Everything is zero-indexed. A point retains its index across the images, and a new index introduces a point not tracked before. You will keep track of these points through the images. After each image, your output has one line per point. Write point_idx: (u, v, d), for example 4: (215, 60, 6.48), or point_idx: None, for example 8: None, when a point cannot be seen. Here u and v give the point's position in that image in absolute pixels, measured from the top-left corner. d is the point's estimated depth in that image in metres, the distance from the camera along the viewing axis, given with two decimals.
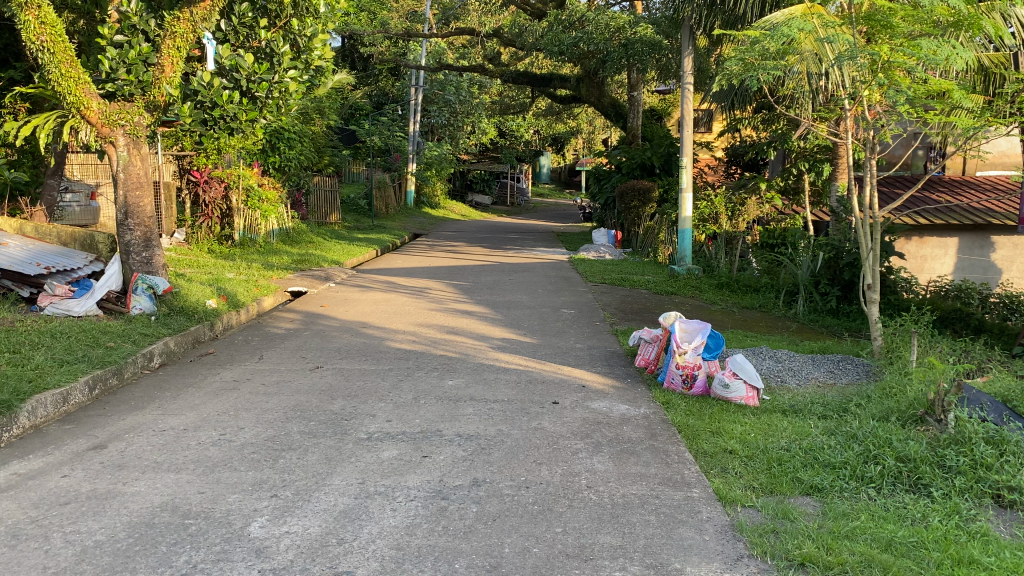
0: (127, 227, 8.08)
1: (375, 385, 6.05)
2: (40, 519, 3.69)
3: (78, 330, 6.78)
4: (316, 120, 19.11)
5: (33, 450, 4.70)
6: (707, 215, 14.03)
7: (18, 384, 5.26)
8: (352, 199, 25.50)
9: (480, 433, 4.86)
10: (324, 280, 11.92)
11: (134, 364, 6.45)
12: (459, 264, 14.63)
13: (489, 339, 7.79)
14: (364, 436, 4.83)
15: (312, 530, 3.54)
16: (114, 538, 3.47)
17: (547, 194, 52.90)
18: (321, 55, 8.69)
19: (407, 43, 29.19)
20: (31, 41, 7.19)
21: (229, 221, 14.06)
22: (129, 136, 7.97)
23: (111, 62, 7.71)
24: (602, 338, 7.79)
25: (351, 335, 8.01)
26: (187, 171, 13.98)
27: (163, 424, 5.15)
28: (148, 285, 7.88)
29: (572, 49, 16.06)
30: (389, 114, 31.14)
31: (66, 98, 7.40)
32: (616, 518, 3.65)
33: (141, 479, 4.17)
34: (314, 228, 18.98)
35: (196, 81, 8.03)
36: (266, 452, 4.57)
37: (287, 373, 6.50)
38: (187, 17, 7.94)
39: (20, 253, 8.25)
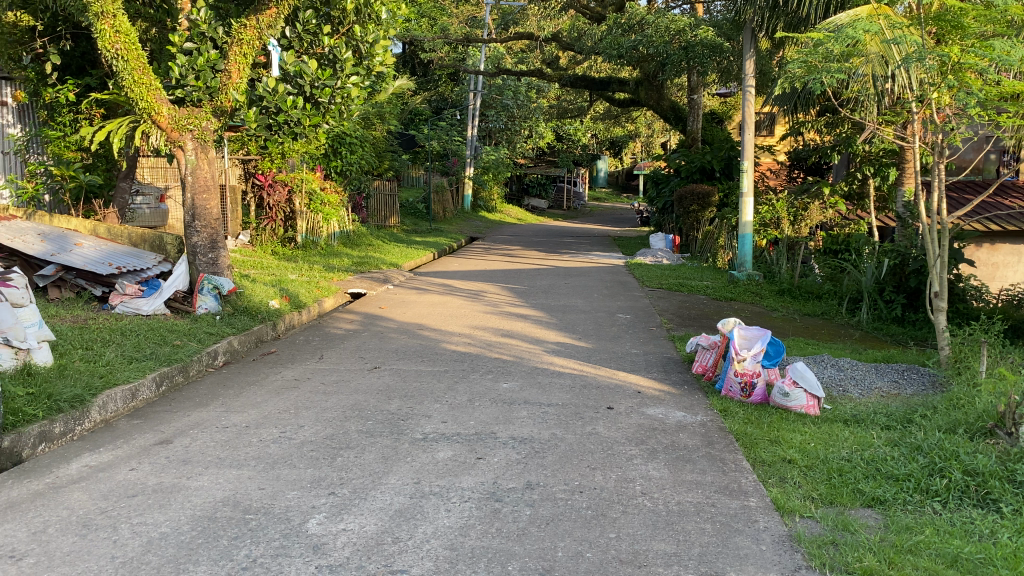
0: (194, 229, 8.29)
1: (431, 387, 6.11)
2: (109, 510, 3.82)
3: (147, 329, 7.02)
4: (377, 124, 19.38)
5: (104, 444, 4.87)
6: (769, 220, 13.57)
7: (90, 380, 5.47)
8: (410, 203, 25.80)
9: (534, 437, 4.87)
10: (383, 283, 12.09)
11: (199, 362, 6.62)
12: (515, 268, 14.68)
13: (545, 343, 7.79)
14: (420, 436, 4.89)
15: (368, 528, 3.60)
16: (178, 530, 3.58)
17: (605, 198, 52.66)
18: (383, 61, 8.73)
19: (467, 48, 29.45)
20: (107, 49, 7.49)
21: (293, 224, 14.41)
22: (197, 140, 8.17)
23: (180, 69, 7.87)
24: (658, 344, 7.72)
25: (408, 337, 8.10)
26: (252, 175, 14.28)
27: (226, 421, 5.29)
28: (214, 285, 8.11)
29: (631, 52, 15.95)
30: (448, 119, 31.36)
31: (139, 104, 7.66)
32: (672, 526, 3.62)
33: (204, 475, 4.28)
34: (374, 231, 19.27)
35: (262, 86, 8.23)
36: (325, 450, 4.65)
37: (346, 373, 6.61)
38: (254, 24, 8.19)
39: (93, 253, 8.58)
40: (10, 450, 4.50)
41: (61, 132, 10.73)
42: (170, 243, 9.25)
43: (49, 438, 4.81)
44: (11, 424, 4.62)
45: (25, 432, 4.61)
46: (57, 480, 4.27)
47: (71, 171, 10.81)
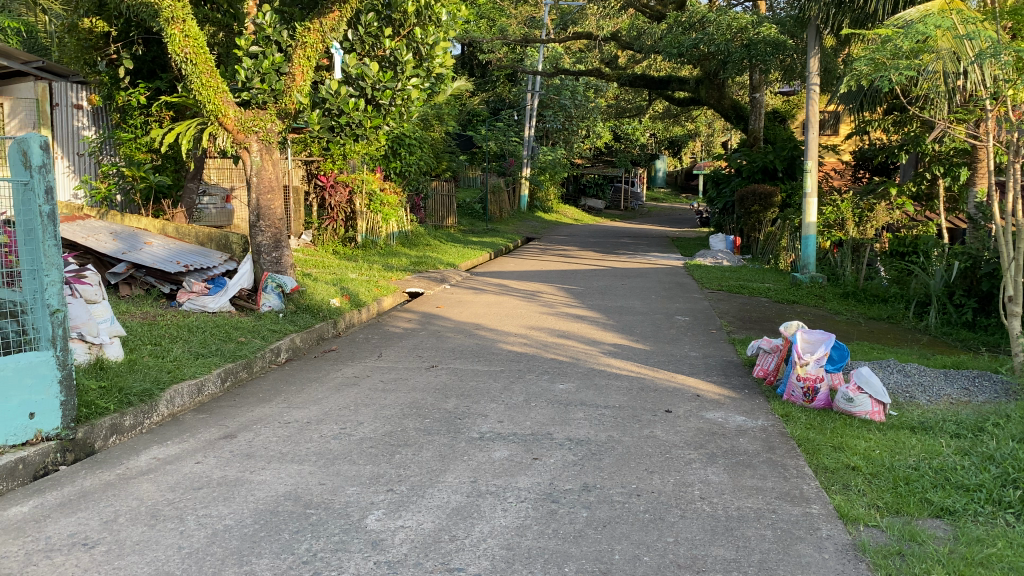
0: (259, 229, 8.48)
1: (488, 386, 6.13)
2: (177, 502, 3.94)
3: (213, 326, 7.21)
4: (435, 126, 19.54)
5: (171, 437, 5.02)
6: (833, 221, 13.32)
7: (158, 374, 5.64)
8: (467, 203, 25.95)
9: (591, 438, 4.85)
10: (441, 282, 12.18)
11: (263, 359, 6.77)
12: (571, 268, 14.64)
13: (601, 344, 7.76)
14: (477, 435, 4.91)
15: (426, 525, 3.63)
16: (241, 523, 3.67)
17: (663, 198, 52.13)
18: (442, 62, 8.85)
19: (525, 49, 29.47)
20: (176, 53, 7.70)
21: (353, 224, 14.72)
22: (262, 141, 8.35)
23: (247, 72, 8.10)
24: (718, 347, 7.62)
25: (465, 337, 8.14)
26: (315, 175, 14.48)
27: (288, 416, 5.40)
28: (277, 284, 8.29)
29: (691, 51, 15.76)
30: (505, 120, 31.41)
31: (206, 106, 7.85)
32: (731, 531, 3.57)
33: (267, 469, 4.38)
34: (431, 231, 19.44)
35: (325, 89, 8.38)
36: (384, 447, 4.71)
37: (404, 371, 6.68)
38: (317, 28, 8.29)
39: (162, 252, 8.84)
40: (83, 442, 4.69)
41: (132, 134, 11.23)
42: (235, 242, 9.47)
43: (120, 430, 4.99)
44: (84, 416, 4.81)
45: (96, 424, 4.80)
46: (127, 471, 4.42)
47: (142, 172, 11.29)
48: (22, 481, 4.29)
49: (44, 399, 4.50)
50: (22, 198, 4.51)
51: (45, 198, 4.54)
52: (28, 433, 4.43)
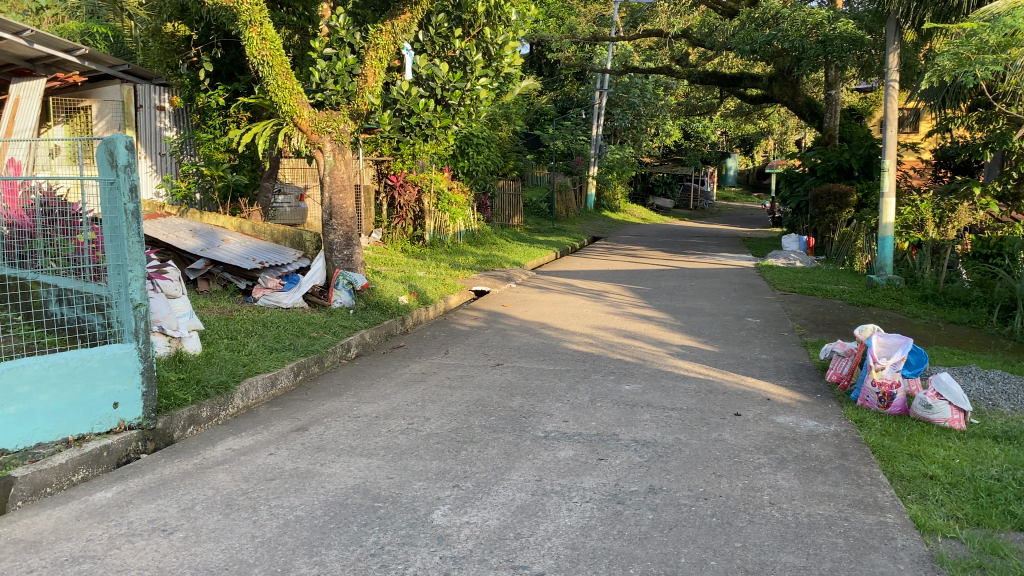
0: (331, 227, 8.67)
1: (553, 385, 6.13)
2: (250, 492, 4.05)
3: (287, 321, 7.39)
4: (503, 125, 19.60)
5: (245, 429, 5.17)
6: (911, 221, 13.09)
7: (235, 368, 5.82)
8: (534, 202, 26.01)
9: (657, 440, 4.81)
10: (507, 281, 12.23)
11: (334, 354, 6.91)
12: (638, 268, 14.52)
13: (668, 345, 7.67)
14: (542, 434, 4.92)
15: (491, 522, 3.65)
16: (312, 514, 3.76)
17: (734, 198, 51.22)
18: (511, 62, 8.88)
19: (594, 47, 29.32)
20: (254, 55, 7.90)
21: (421, 222, 14.82)
22: (335, 142, 8.47)
23: (321, 74, 8.25)
24: (789, 350, 7.45)
25: (530, 336, 8.15)
26: (385, 175, 14.75)
27: (357, 411, 5.50)
28: (348, 281, 8.48)
29: (765, 47, 15.46)
30: (573, 119, 30.98)
31: (282, 107, 8.06)
32: (801, 538, 3.49)
33: (336, 462, 4.47)
34: (498, 230, 19.54)
35: (396, 90, 8.55)
36: (450, 443, 4.76)
37: (470, 368, 6.73)
38: (390, 30, 8.42)
39: (239, 249, 9.12)
40: (163, 431, 4.87)
41: (211, 134, 11.60)
42: (308, 240, 9.59)
43: (198, 421, 5.16)
44: (163, 406, 4.99)
45: (176, 415, 4.98)
46: (204, 461, 4.57)
47: (220, 171, 11.64)
48: (105, 468, 4.48)
49: (127, 389, 4.71)
50: (109, 196, 4.69)
51: (130, 197, 4.71)
52: (111, 421, 4.65)
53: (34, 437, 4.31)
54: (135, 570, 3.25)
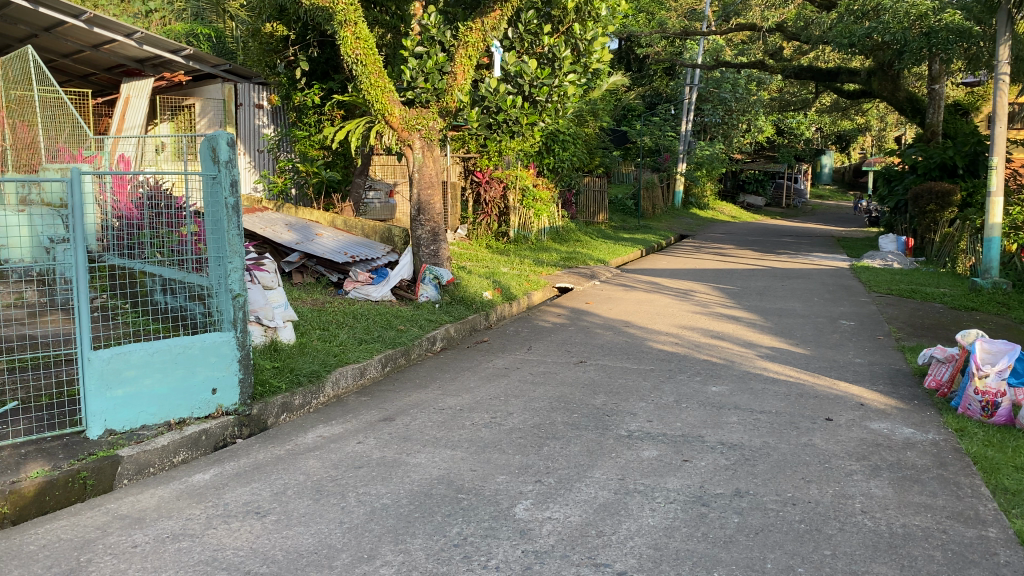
0: (419, 222, 8.79)
1: (637, 385, 6.08)
2: (339, 479, 4.17)
3: (376, 314, 7.57)
4: (590, 122, 19.50)
5: (335, 417, 5.32)
6: (1021, 223, 12.41)
7: (326, 358, 6.00)
8: (620, 199, 25.87)
9: (745, 443, 4.71)
10: (591, 278, 12.17)
11: (420, 347, 7.04)
12: (727, 267, 14.24)
13: (757, 347, 7.51)
14: (626, 433, 4.89)
15: (573, 518, 3.66)
16: (398, 503, 3.84)
17: (829, 196, 49.58)
18: (600, 58, 8.71)
19: (685, 42, 28.85)
20: (348, 54, 8.09)
21: (506, 219, 14.90)
22: (424, 139, 8.65)
23: (412, 72, 8.38)
24: (886, 354, 7.18)
25: (615, 334, 8.10)
26: (472, 171, 14.92)
27: (442, 403, 5.59)
28: (435, 275, 8.62)
29: (864, 40, 14.91)
30: (661, 114, 30.53)
31: (374, 105, 8.24)
32: (894, 549, 3.37)
33: (422, 452, 4.56)
34: (583, 227, 19.52)
35: (484, 87, 8.60)
36: (533, 438, 4.79)
37: (553, 364, 6.74)
38: (479, 27, 8.50)
39: (332, 243, 9.40)
40: (258, 417, 5.06)
41: (307, 132, 11.94)
42: (397, 235, 9.82)
43: (291, 408, 5.33)
44: (259, 394, 5.19)
45: (270, 402, 5.15)
46: (295, 447, 4.72)
47: (314, 167, 12.08)
48: (204, 451, 4.67)
49: (225, 376, 4.91)
50: (211, 191, 4.87)
51: (230, 191, 4.85)
52: (210, 407, 4.85)
53: (139, 419, 4.56)
54: (231, 550, 3.39)
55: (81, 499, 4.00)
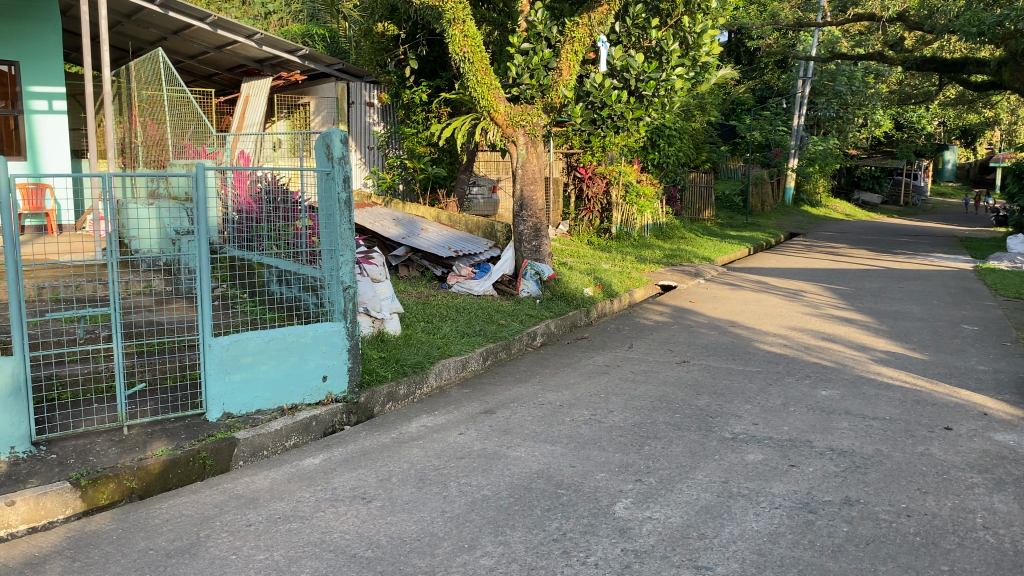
0: (522, 218, 8.85)
1: (742, 386, 5.94)
2: (441, 468, 4.25)
3: (478, 308, 7.68)
4: (697, 117, 19.11)
5: (438, 408, 5.42)
6: None
7: (430, 350, 6.12)
8: (728, 196, 25.29)
9: (856, 450, 4.54)
10: (696, 276, 11.95)
11: (520, 341, 7.09)
12: (839, 267, 13.70)
13: (871, 351, 7.21)
14: (730, 436, 4.79)
15: (674, 519, 3.62)
16: (498, 495, 3.88)
17: (953, 193, 46.94)
18: (709, 51, 8.67)
19: (798, 34, 27.86)
20: (456, 53, 8.21)
21: (609, 215, 14.80)
22: (528, 135, 8.65)
23: (517, 69, 8.51)
24: (1012, 362, 6.76)
25: (719, 334, 7.93)
26: (574, 167, 14.89)
27: (542, 398, 5.61)
28: (536, 271, 8.67)
29: (995, 29, 14.00)
30: (772, 108, 29.64)
31: (480, 102, 8.36)
32: (1019, 568, 3.18)
33: (522, 446, 4.59)
34: (688, 224, 19.20)
35: (590, 83, 8.56)
36: (634, 437, 4.74)
37: (655, 363, 6.66)
38: (586, 22, 8.45)
39: (436, 238, 9.59)
40: (365, 405, 5.23)
41: (415, 129, 12.35)
42: (500, 231, 9.91)
43: (396, 397, 5.48)
44: (366, 382, 5.36)
45: (376, 391, 5.32)
46: (400, 435, 4.85)
47: (421, 164, 12.45)
48: (314, 436, 4.85)
49: (335, 364, 5.10)
50: (326, 187, 5.06)
51: (343, 187, 5.02)
52: (321, 393, 5.04)
53: (254, 404, 4.77)
54: (338, 533, 3.51)
55: (201, 478, 4.22)
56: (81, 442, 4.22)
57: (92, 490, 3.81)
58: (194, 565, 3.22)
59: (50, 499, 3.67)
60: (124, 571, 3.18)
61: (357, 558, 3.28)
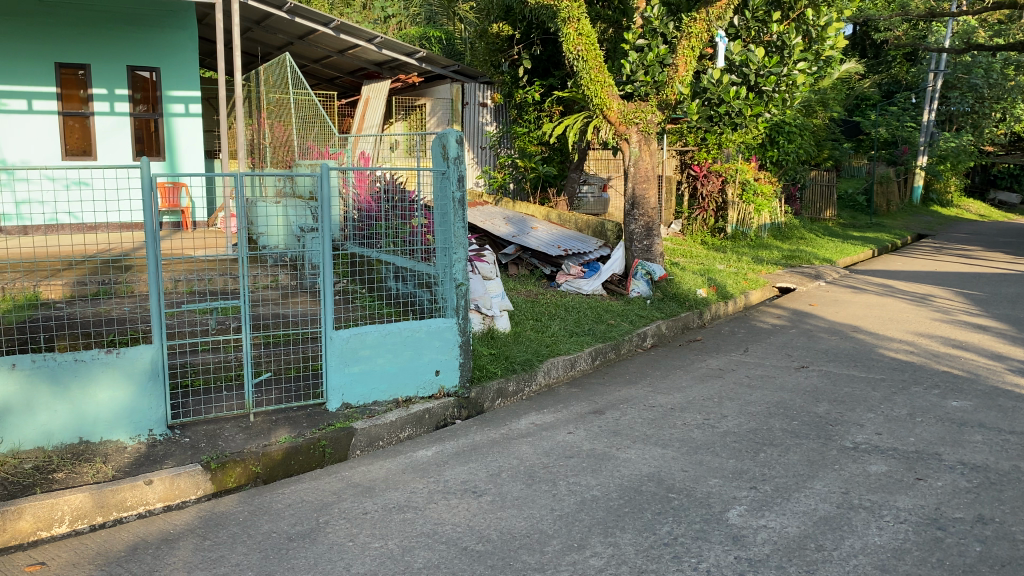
0: (633, 217, 8.74)
1: (865, 395, 5.68)
2: (551, 466, 4.27)
3: (588, 307, 7.67)
4: (819, 113, 18.40)
5: (547, 406, 5.45)
6: None
7: (539, 348, 6.15)
8: (850, 195, 24.26)
9: (990, 466, 4.27)
10: (816, 278, 11.51)
11: (630, 342, 7.02)
12: (973, 271, 12.90)
13: (1008, 360, 6.76)
14: (851, 445, 4.60)
15: (790, 529, 3.50)
16: (608, 496, 3.87)
17: None
18: (833, 45, 8.36)
19: (930, 24, 26.40)
20: (571, 51, 8.23)
21: (724, 214, 14.46)
22: (642, 132, 8.55)
23: (632, 66, 8.49)
24: None
25: (840, 339, 7.62)
26: (688, 165, 14.66)
27: (653, 400, 5.54)
28: (646, 271, 8.54)
29: None
30: (900, 103, 28.22)
31: (593, 100, 8.33)
32: None
33: (632, 448, 4.55)
34: (808, 224, 18.54)
35: (707, 78, 8.47)
36: (748, 443, 4.62)
37: (772, 368, 6.47)
38: (704, 18, 8.19)
39: (547, 236, 9.62)
40: (476, 400, 5.31)
41: (527, 128, 12.45)
42: (610, 230, 9.86)
43: (506, 394, 5.54)
44: (477, 377, 5.44)
45: (487, 386, 5.39)
46: (510, 432, 4.90)
47: (532, 163, 12.54)
48: (427, 428, 4.97)
49: (447, 359, 5.20)
50: (441, 185, 5.16)
51: (457, 185, 5.11)
52: (433, 387, 5.16)
53: (371, 395, 4.93)
54: (450, 525, 3.57)
55: (321, 465, 4.39)
56: (211, 427, 4.47)
57: (221, 473, 4.03)
58: (314, 550, 3.35)
59: (184, 479, 3.91)
60: (250, 551, 3.34)
61: (468, 551, 3.33)
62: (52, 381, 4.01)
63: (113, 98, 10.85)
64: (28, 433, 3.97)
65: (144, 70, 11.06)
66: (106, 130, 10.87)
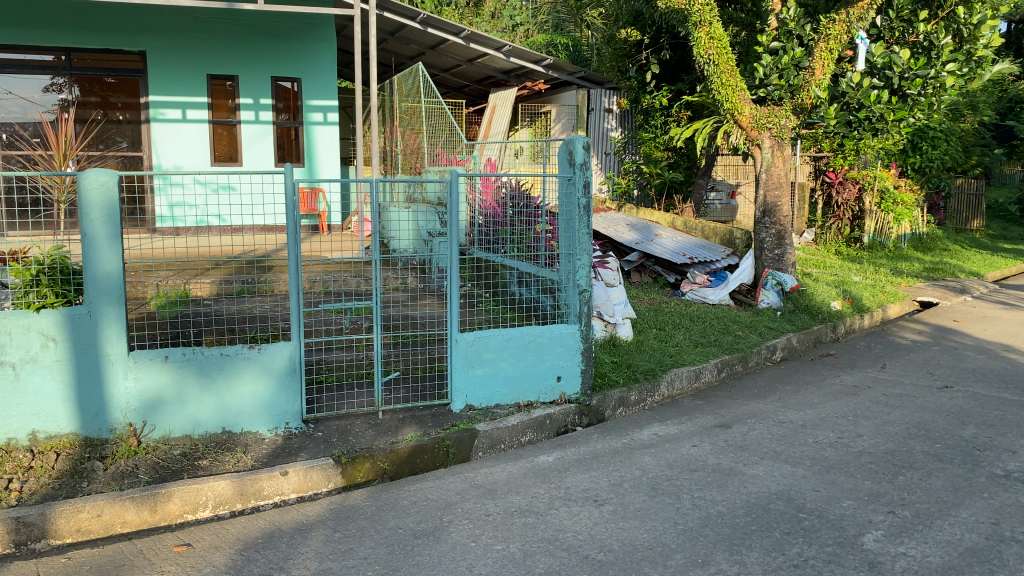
0: (764, 225, 8.49)
1: (1017, 419, 5.27)
2: (675, 479, 4.19)
3: (714, 317, 7.48)
4: (968, 116, 17.32)
5: (670, 417, 5.35)
6: None
7: (662, 357, 6.06)
8: (1001, 204, 22.71)
9: None
10: (961, 292, 10.79)
11: (759, 355, 6.79)
12: None
13: None
14: (1001, 473, 4.28)
15: (932, 558, 3.30)
16: (734, 513, 3.75)
17: None
18: (988, 44, 7.80)
19: None
20: (701, 54, 8.05)
21: (861, 222, 13.70)
22: (774, 138, 8.28)
23: (765, 70, 8.18)
24: None
25: (989, 358, 7.11)
26: (822, 172, 14.13)
27: (783, 416, 5.34)
28: (777, 281, 8.27)
29: None
30: None
31: (724, 105, 8.15)
32: None
33: (761, 465, 4.40)
34: (953, 234, 17.46)
35: (846, 82, 8.10)
36: (886, 465, 4.38)
37: (912, 387, 6.10)
38: (844, 18, 7.87)
39: (672, 244, 9.49)
40: (597, 408, 5.28)
41: (653, 134, 12.34)
42: (739, 238, 9.54)
43: (627, 403, 5.48)
44: (598, 385, 5.42)
45: (608, 395, 5.35)
46: (632, 442, 4.84)
47: (658, 168, 12.39)
48: (548, 434, 4.98)
49: (569, 365, 5.21)
50: (567, 192, 5.17)
51: (583, 193, 5.10)
52: (555, 393, 5.18)
53: (494, 398, 4.99)
54: (571, 533, 3.56)
55: (444, 465, 4.48)
56: (342, 422, 4.66)
57: (351, 467, 4.17)
58: (437, 548, 3.42)
59: (316, 472, 4.07)
60: (377, 546, 3.44)
61: (590, 560, 3.31)
62: (199, 374, 4.27)
63: (258, 107, 11.48)
64: (178, 422, 4.26)
65: (286, 80, 11.65)
66: (251, 137, 11.52)
